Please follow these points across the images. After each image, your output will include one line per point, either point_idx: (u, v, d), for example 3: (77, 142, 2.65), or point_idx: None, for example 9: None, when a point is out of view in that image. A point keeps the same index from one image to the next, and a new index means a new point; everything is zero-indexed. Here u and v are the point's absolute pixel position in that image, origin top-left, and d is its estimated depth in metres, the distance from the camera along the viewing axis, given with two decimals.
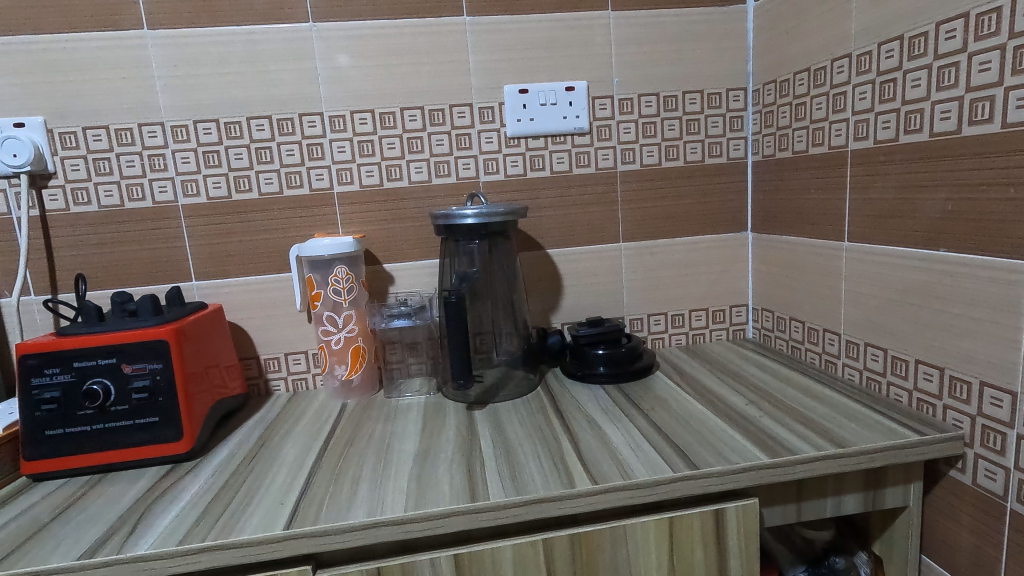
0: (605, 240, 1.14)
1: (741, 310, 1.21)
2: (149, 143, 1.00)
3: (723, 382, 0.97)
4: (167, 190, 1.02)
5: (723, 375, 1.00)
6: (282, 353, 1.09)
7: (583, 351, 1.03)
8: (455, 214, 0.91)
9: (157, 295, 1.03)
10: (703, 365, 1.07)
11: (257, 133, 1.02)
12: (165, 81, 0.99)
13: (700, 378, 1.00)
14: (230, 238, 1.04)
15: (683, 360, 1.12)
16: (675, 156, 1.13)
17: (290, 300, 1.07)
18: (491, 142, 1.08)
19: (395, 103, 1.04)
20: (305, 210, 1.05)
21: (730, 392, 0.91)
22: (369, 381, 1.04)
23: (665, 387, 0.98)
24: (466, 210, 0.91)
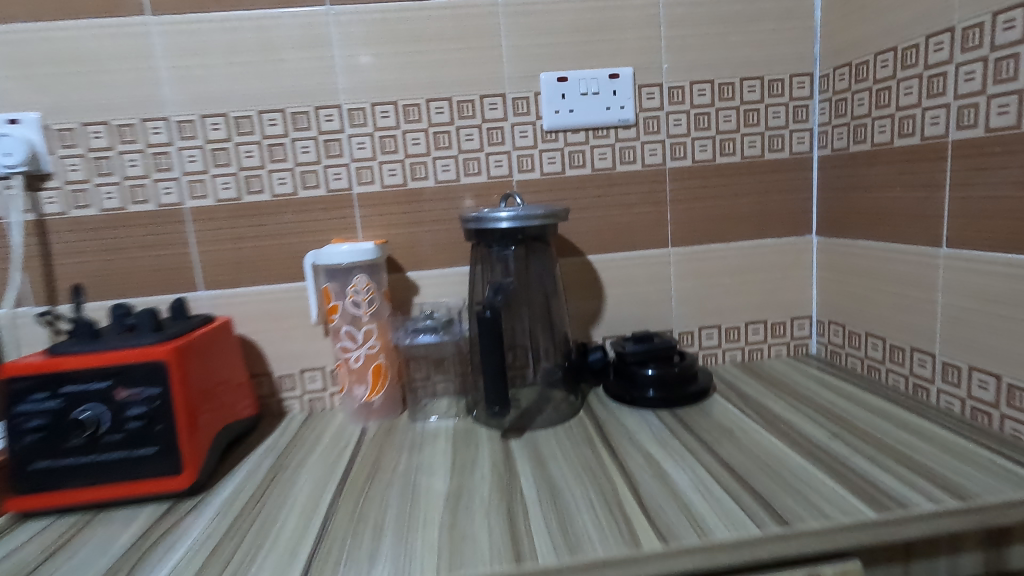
0: (652, 244, 1.02)
1: (803, 323, 1.08)
2: (153, 140, 0.92)
3: (795, 410, 0.85)
4: (172, 191, 0.93)
5: (794, 402, 0.88)
6: (297, 369, 0.99)
7: (631, 371, 0.92)
8: (487, 218, 0.81)
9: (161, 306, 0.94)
10: (768, 388, 0.95)
11: (270, 128, 0.93)
12: (170, 72, 0.90)
13: (767, 404, 0.88)
14: (241, 244, 0.95)
15: (744, 381, 0.99)
16: (731, 151, 1.01)
17: (306, 312, 0.97)
18: (526, 137, 0.97)
19: (420, 94, 0.94)
20: (322, 213, 0.96)
21: (808, 424, 0.79)
22: (392, 403, 0.94)
23: (727, 414, 0.86)
24: (500, 213, 0.81)
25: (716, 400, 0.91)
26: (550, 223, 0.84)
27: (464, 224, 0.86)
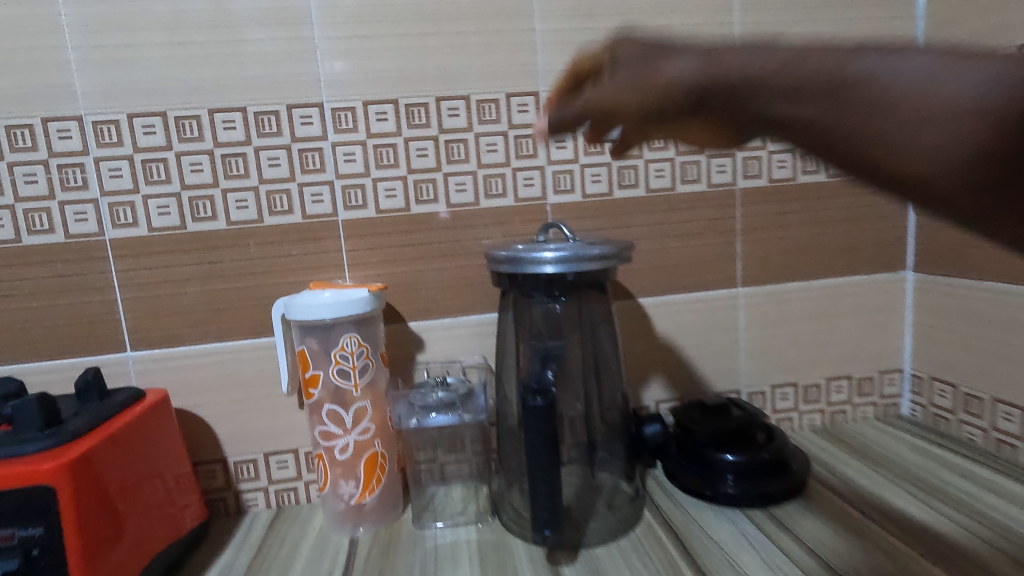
0: (717, 284, 0.81)
1: (893, 378, 0.89)
2: (59, 147, 0.66)
3: (939, 518, 0.66)
4: (86, 217, 0.68)
5: (931, 502, 0.69)
6: (261, 453, 0.75)
7: (704, 454, 0.70)
8: (524, 258, 0.59)
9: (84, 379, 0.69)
10: (890, 484, 0.74)
11: (225, 133, 0.69)
12: (83, 54, 0.65)
13: (909, 515, 0.67)
14: (185, 289, 0.70)
15: (852, 466, 0.78)
16: (813, 168, 0.81)
17: (275, 376, 0.73)
18: (564, 148, 0.76)
19: (428, 91, 0.72)
20: (296, 247, 0.72)
21: (975, 549, 0.60)
22: (390, 500, 0.71)
23: (865, 532, 0.64)
24: (543, 252, 0.59)
25: (830, 503, 0.70)
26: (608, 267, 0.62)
27: (490, 262, 0.64)
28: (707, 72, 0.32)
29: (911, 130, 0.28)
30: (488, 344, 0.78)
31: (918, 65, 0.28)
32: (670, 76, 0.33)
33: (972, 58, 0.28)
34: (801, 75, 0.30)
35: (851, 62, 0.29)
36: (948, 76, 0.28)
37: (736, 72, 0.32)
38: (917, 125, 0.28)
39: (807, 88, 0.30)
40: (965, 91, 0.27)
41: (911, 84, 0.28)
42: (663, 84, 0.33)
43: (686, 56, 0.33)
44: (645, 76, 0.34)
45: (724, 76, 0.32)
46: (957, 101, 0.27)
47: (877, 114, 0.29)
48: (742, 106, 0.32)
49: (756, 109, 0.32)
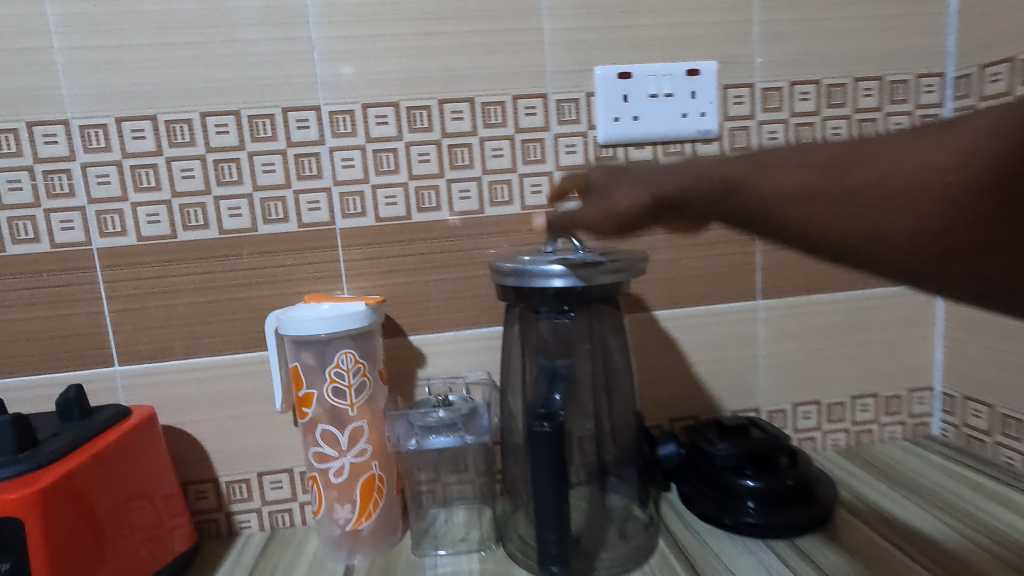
0: (736, 296, 0.77)
1: (923, 396, 0.84)
2: (45, 152, 0.63)
3: (979, 552, 0.61)
4: (73, 226, 0.65)
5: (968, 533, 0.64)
6: (255, 473, 0.71)
7: (722, 479, 0.65)
8: (531, 270, 0.56)
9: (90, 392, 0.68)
10: (925, 513, 0.69)
11: (217, 138, 0.65)
12: (69, 56, 0.62)
13: (948, 552, 0.61)
14: (176, 300, 0.67)
15: (881, 492, 0.73)
16: None
17: (269, 393, 0.70)
18: (574, 153, 0.72)
19: (430, 93, 0.68)
20: (292, 256, 0.68)
21: None
22: (387, 525, 0.67)
23: (902, 572, 0.59)
24: (551, 264, 0.55)
25: (861, 536, 0.65)
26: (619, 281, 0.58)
27: (494, 274, 0.60)
28: (644, 198, 0.40)
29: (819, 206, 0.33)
30: (494, 359, 0.74)
31: (793, 159, 0.35)
32: (621, 204, 0.41)
33: (833, 150, 0.34)
34: (710, 179, 0.37)
35: (745, 164, 0.36)
36: (818, 163, 0.34)
37: (662, 189, 0.39)
38: (817, 199, 0.33)
39: (718, 190, 0.36)
40: (837, 168, 0.33)
41: (795, 171, 0.34)
42: (615, 210, 0.42)
43: (627, 189, 0.41)
44: (602, 204, 0.43)
45: (661, 196, 0.39)
46: (833, 177, 0.33)
47: (784, 196, 0.34)
48: (682, 211, 0.39)
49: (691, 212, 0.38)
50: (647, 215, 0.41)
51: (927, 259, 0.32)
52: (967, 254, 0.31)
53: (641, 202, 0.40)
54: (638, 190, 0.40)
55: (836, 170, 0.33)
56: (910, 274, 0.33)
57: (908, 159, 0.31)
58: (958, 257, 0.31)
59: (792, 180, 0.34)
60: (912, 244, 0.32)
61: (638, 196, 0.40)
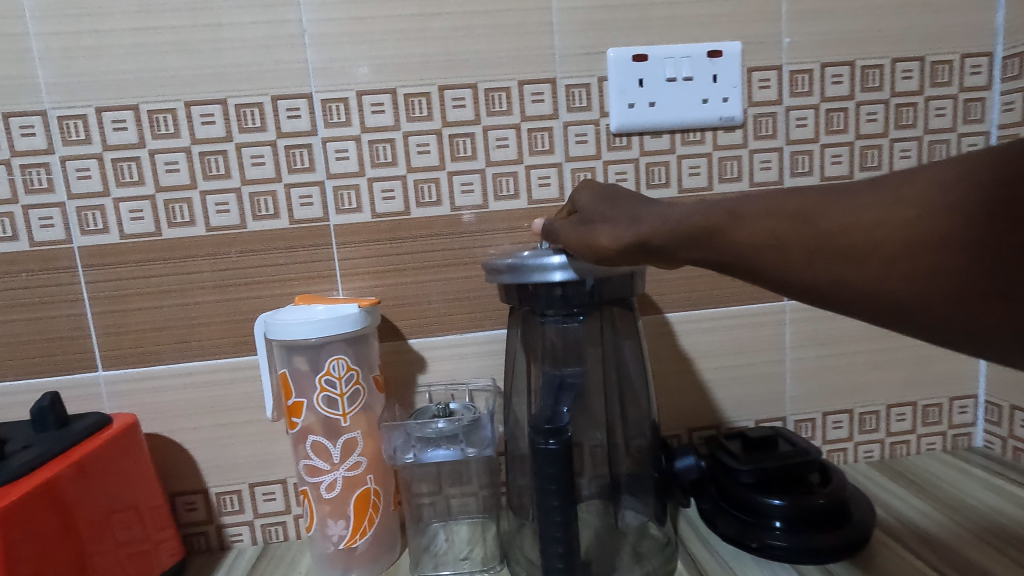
0: (760, 297, 0.71)
1: (965, 406, 0.77)
2: (22, 145, 0.60)
3: None
4: (52, 223, 0.61)
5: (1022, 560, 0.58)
6: (247, 484, 0.67)
7: (746, 498, 0.60)
8: (529, 265, 0.51)
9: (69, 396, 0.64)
10: (975, 540, 0.62)
11: (203, 129, 0.61)
12: (46, 42, 0.59)
13: None
14: (161, 301, 0.64)
15: (921, 512, 0.67)
16: (873, 164, 0.71)
17: (259, 400, 0.66)
18: (585, 143, 0.67)
19: (430, 80, 0.63)
20: (283, 255, 0.64)
21: None
22: (383, 543, 0.63)
23: None
24: (551, 257, 0.50)
25: (906, 565, 0.58)
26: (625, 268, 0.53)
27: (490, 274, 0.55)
28: (626, 238, 0.45)
29: (780, 255, 0.36)
30: (499, 364, 0.69)
31: (764, 208, 0.38)
32: (603, 240, 0.47)
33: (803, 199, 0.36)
34: (685, 226, 0.41)
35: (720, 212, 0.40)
36: (784, 214, 0.36)
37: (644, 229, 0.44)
38: (788, 247, 0.36)
39: (694, 238, 0.41)
40: (806, 218, 0.35)
41: (760, 222, 0.37)
42: (596, 245, 0.48)
43: (610, 227, 0.47)
44: (586, 235, 0.49)
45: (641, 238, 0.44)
46: (798, 228, 0.36)
47: (753, 246, 0.37)
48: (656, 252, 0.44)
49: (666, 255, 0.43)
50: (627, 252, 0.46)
51: (901, 304, 0.32)
52: (944, 300, 0.31)
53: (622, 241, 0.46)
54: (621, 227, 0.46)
55: (804, 220, 0.35)
56: (888, 318, 0.33)
57: (875, 210, 0.33)
58: (931, 304, 0.32)
59: (764, 229, 0.37)
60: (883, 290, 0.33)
61: (619, 236, 0.46)
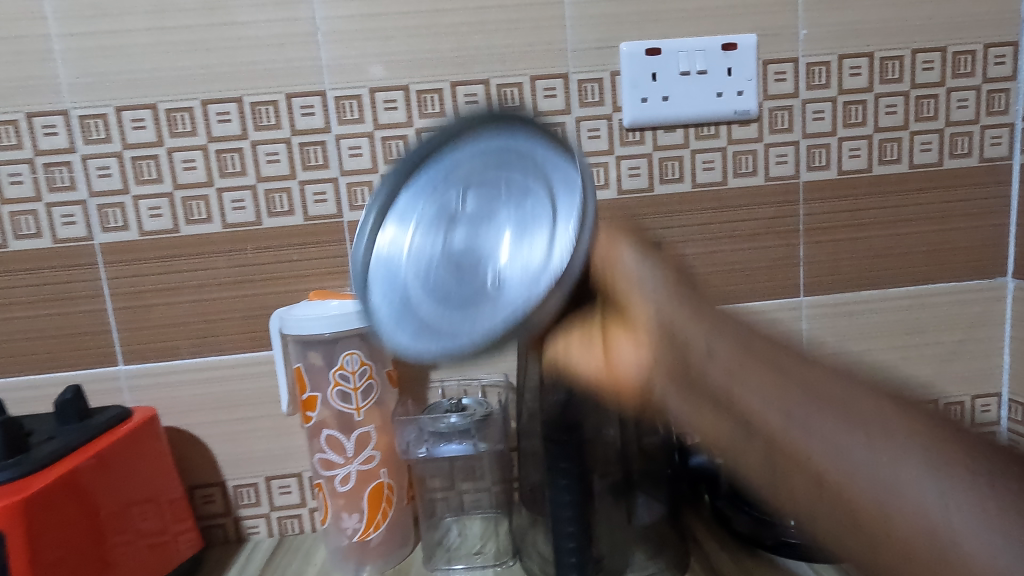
0: (776, 293, 0.70)
1: (989, 404, 0.76)
2: (44, 144, 0.61)
3: None
4: (75, 221, 0.63)
5: None
6: (263, 477, 0.68)
7: None
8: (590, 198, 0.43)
9: (88, 389, 0.65)
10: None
11: (219, 127, 0.62)
12: (67, 43, 0.60)
13: None
14: (178, 297, 0.65)
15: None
16: (893, 157, 0.69)
17: (274, 394, 0.67)
18: (597, 138, 0.66)
19: (442, 76, 0.64)
20: (298, 251, 0.65)
21: None
22: (396, 535, 0.64)
23: None
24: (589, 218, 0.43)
25: None
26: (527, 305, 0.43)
27: (510, 115, 0.46)
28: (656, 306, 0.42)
29: (798, 418, 0.35)
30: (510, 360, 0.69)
31: (821, 380, 0.36)
32: (646, 290, 0.43)
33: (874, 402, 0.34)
34: (721, 353, 0.39)
35: (766, 361, 0.37)
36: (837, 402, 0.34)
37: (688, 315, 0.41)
38: (805, 428, 0.34)
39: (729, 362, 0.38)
40: (848, 420, 0.34)
41: (810, 386, 0.35)
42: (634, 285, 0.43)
43: (659, 286, 0.43)
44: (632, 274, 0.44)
45: (671, 321, 0.41)
46: (834, 420, 0.34)
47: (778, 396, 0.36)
48: (676, 340, 0.41)
49: (684, 350, 0.40)
50: (653, 316, 0.42)
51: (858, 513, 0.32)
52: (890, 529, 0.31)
53: (648, 315, 0.42)
54: (669, 302, 0.42)
55: (825, 420, 0.34)
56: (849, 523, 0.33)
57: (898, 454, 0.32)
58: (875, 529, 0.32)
59: (806, 405, 0.35)
60: (862, 529, 0.32)
61: (656, 302, 0.43)
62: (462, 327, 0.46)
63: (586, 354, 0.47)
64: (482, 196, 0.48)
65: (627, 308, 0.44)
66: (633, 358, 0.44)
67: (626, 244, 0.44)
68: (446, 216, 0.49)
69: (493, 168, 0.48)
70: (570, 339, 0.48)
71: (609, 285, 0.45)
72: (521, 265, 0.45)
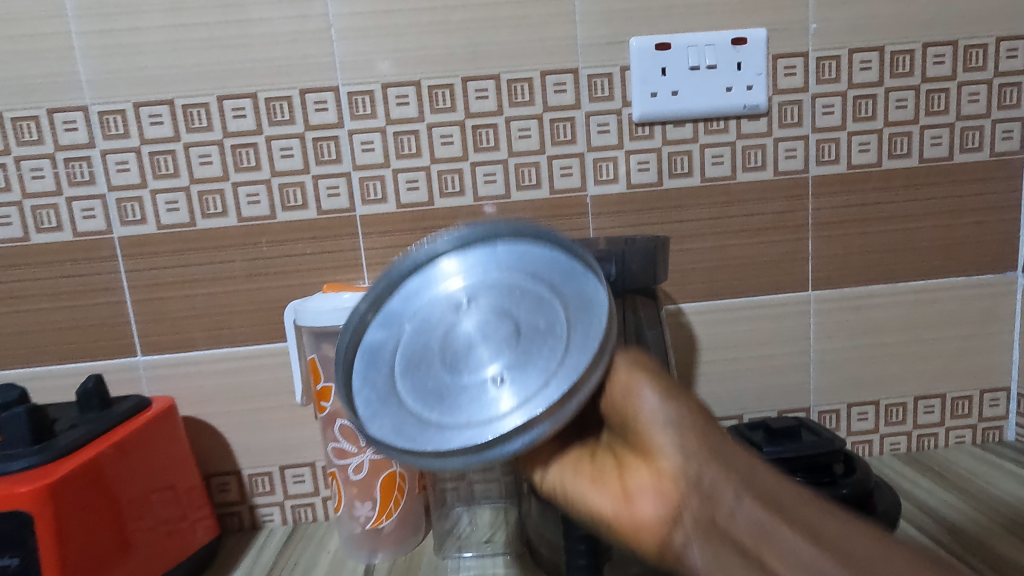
0: (784, 287, 0.71)
1: (997, 399, 0.76)
2: (65, 140, 0.63)
3: None
4: (95, 215, 0.64)
5: None
6: (277, 466, 0.70)
7: None
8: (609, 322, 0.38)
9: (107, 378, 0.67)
10: (1012, 538, 0.60)
11: (234, 122, 0.63)
12: (86, 40, 0.61)
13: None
14: (195, 290, 0.66)
15: (953, 507, 0.65)
16: (902, 152, 0.69)
17: (288, 385, 0.68)
18: (607, 133, 0.67)
19: (453, 71, 0.64)
20: (312, 245, 0.66)
21: None
22: (408, 524, 0.65)
23: None
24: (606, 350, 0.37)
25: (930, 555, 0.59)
26: (515, 431, 0.35)
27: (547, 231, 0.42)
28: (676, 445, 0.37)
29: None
30: None
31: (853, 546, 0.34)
32: (666, 428, 0.37)
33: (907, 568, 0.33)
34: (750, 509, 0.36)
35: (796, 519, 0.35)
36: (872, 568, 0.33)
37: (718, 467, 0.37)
38: None
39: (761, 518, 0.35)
40: None
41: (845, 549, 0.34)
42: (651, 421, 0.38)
43: (680, 423, 0.37)
44: (650, 408, 0.38)
45: (694, 467, 0.37)
46: None
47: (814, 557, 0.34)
48: (699, 491, 0.36)
49: (707, 504, 0.36)
50: (673, 457, 0.37)
51: None
52: None
53: (673, 464, 0.37)
54: (690, 445, 0.37)
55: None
56: None
57: None
58: None
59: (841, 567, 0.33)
60: None
61: (677, 441, 0.37)
62: (431, 438, 0.37)
63: (587, 484, 0.41)
64: (503, 296, 0.41)
65: (648, 449, 0.38)
66: (650, 506, 0.38)
67: (649, 374, 0.38)
68: (455, 310, 0.41)
69: (518, 273, 0.42)
70: (569, 468, 0.42)
71: (627, 419, 0.39)
72: (523, 384, 0.37)
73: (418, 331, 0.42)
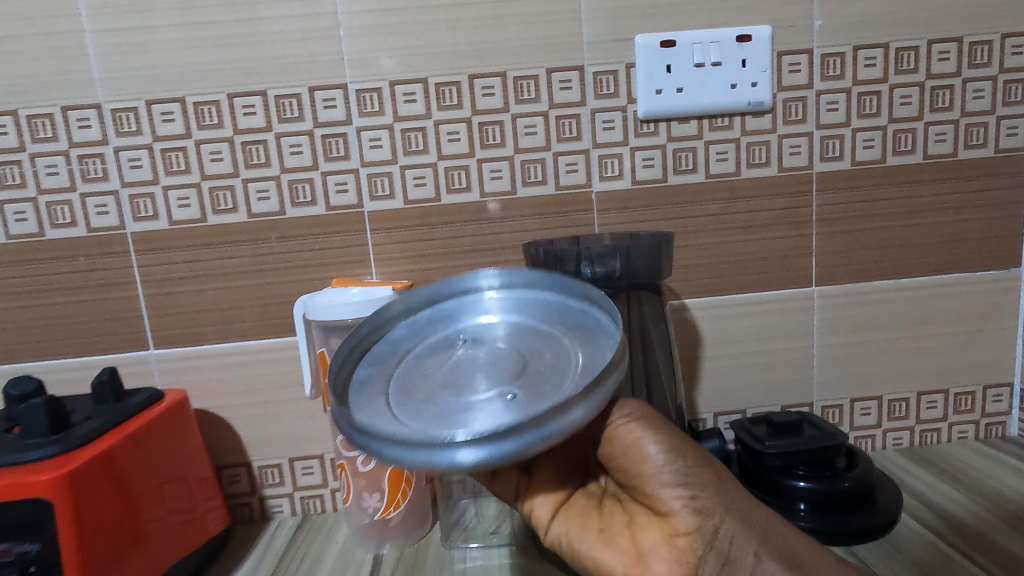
0: (788, 283, 0.71)
1: (1000, 394, 0.76)
2: (79, 136, 0.64)
3: None
4: (108, 210, 0.65)
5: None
6: (286, 458, 0.71)
7: (772, 480, 0.60)
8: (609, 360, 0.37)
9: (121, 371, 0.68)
10: (1015, 534, 0.60)
11: (244, 119, 0.64)
12: (99, 38, 0.62)
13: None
14: (206, 285, 0.67)
15: (954, 501, 0.66)
16: (907, 148, 0.70)
17: (297, 379, 0.69)
18: (612, 129, 0.67)
19: (460, 69, 0.65)
20: (320, 241, 0.67)
21: None
22: (414, 516, 0.66)
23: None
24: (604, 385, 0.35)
25: (930, 547, 0.59)
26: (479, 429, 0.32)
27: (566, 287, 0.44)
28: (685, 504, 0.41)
29: None
30: None
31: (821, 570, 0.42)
32: (674, 488, 0.41)
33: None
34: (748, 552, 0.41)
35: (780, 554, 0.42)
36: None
37: (718, 507, 0.41)
38: None
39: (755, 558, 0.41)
40: None
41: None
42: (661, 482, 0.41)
43: (685, 484, 0.41)
44: (658, 469, 0.40)
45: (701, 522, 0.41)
46: None
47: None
48: (703, 542, 0.41)
49: (710, 552, 0.41)
50: (683, 516, 0.41)
51: None
52: None
53: (682, 522, 0.41)
54: (696, 503, 0.41)
55: None
56: None
57: None
58: None
59: None
60: None
61: (684, 499, 0.41)
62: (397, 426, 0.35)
63: (592, 538, 0.43)
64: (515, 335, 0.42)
65: (658, 503, 0.41)
66: (662, 564, 0.41)
67: (654, 426, 0.41)
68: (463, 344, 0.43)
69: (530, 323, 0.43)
70: (573, 524, 0.44)
71: (633, 471, 0.41)
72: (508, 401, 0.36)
73: (429, 354, 0.43)
